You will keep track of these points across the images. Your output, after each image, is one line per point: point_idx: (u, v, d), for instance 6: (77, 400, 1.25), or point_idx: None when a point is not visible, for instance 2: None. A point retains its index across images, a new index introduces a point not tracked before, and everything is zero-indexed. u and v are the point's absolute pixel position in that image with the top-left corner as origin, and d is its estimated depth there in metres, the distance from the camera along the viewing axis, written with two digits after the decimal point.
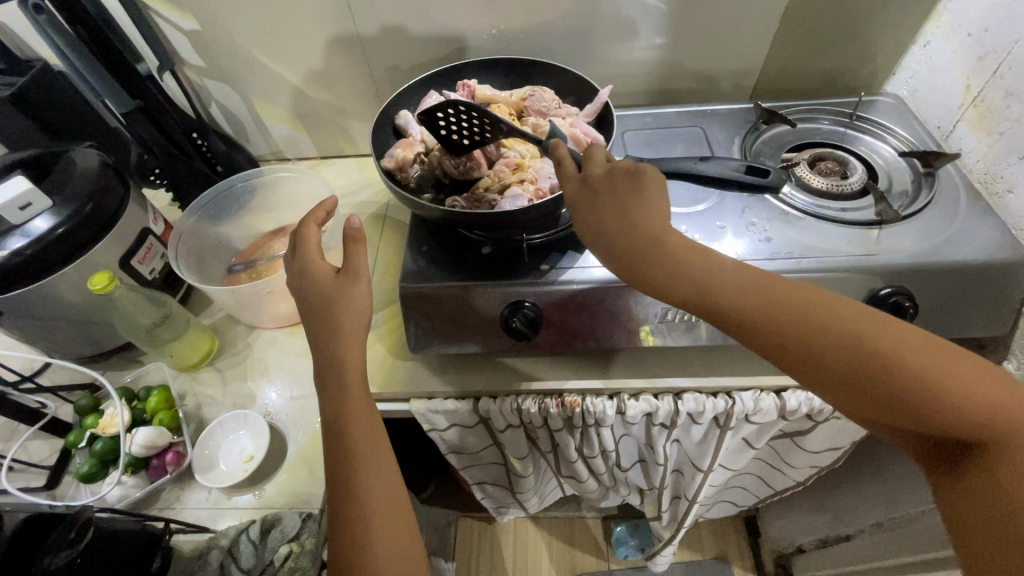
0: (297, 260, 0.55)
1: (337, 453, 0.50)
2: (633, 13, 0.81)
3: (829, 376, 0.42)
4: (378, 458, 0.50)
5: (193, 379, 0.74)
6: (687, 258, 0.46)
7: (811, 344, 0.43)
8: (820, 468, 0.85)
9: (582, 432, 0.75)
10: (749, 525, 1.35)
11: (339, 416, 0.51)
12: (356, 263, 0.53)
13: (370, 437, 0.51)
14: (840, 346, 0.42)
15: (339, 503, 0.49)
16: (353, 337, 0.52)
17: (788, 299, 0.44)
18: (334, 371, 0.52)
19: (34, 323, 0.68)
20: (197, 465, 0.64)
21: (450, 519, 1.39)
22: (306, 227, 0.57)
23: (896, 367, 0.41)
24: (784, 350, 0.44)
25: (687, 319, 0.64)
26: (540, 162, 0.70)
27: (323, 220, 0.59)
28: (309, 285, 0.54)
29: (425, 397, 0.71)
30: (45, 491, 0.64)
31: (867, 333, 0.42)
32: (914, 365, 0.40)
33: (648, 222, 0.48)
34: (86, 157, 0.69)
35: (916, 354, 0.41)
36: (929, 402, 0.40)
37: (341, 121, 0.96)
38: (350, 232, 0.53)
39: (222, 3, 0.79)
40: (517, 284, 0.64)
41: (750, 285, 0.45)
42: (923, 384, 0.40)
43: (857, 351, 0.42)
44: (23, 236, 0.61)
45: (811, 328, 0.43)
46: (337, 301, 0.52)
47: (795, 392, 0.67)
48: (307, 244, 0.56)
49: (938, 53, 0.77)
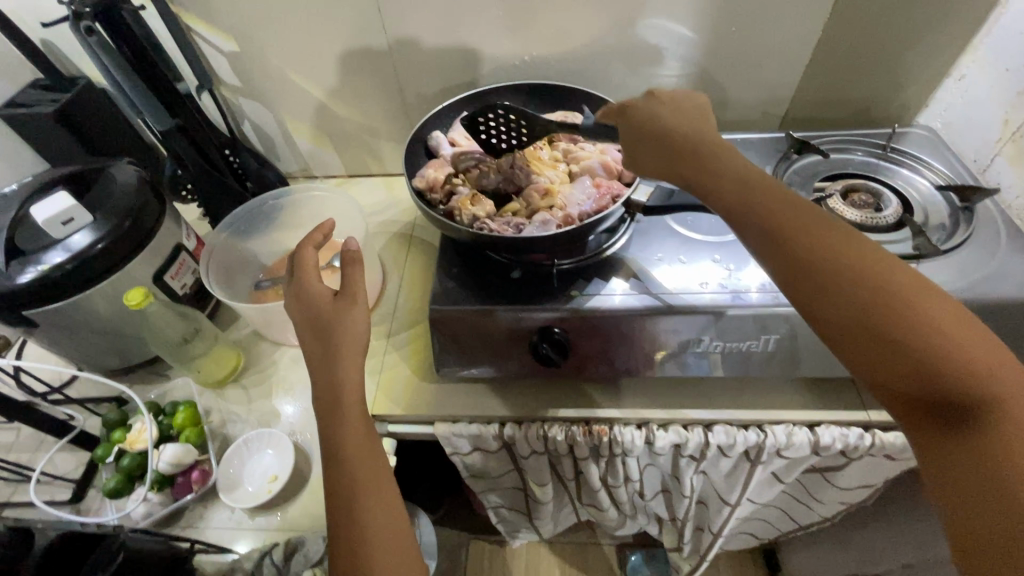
0: (296, 282, 0.57)
1: (336, 480, 0.50)
2: (665, 41, 0.82)
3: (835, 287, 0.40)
4: (377, 483, 0.50)
5: (219, 395, 0.74)
6: (725, 164, 0.48)
7: (841, 268, 0.41)
8: (849, 504, 0.83)
9: (607, 461, 0.73)
10: (769, 557, 1.31)
11: (338, 441, 0.51)
12: (352, 286, 0.55)
13: (368, 460, 0.50)
14: (870, 278, 0.40)
15: (339, 527, 0.48)
16: (352, 358, 0.53)
17: (812, 220, 0.43)
18: (332, 392, 0.52)
19: (66, 335, 0.68)
20: (222, 484, 0.64)
21: (461, 540, 1.37)
22: (302, 250, 0.59)
23: (916, 309, 0.38)
24: (804, 274, 0.41)
25: (701, 355, 0.64)
26: (570, 188, 0.69)
27: (322, 242, 0.61)
28: (309, 307, 0.55)
29: (449, 421, 0.71)
30: (70, 505, 0.64)
31: (897, 277, 0.40)
32: (935, 317, 0.38)
33: (698, 139, 0.51)
34: (125, 172, 0.71)
35: (938, 309, 0.38)
36: (940, 356, 0.37)
37: (370, 140, 0.97)
38: (349, 255, 0.55)
39: (262, 26, 0.81)
40: (548, 310, 0.64)
41: (785, 205, 0.44)
42: (938, 333, 0.37)
43: (883, 288, 0.39)
44: (63, 250, 0.62)
45: (842, 256, 0.41)
46: (336, 322, 0.54)
47: (829, 427, 0.65)
48: (304, 267, 0.58)
49: (975, 86, 0.77)
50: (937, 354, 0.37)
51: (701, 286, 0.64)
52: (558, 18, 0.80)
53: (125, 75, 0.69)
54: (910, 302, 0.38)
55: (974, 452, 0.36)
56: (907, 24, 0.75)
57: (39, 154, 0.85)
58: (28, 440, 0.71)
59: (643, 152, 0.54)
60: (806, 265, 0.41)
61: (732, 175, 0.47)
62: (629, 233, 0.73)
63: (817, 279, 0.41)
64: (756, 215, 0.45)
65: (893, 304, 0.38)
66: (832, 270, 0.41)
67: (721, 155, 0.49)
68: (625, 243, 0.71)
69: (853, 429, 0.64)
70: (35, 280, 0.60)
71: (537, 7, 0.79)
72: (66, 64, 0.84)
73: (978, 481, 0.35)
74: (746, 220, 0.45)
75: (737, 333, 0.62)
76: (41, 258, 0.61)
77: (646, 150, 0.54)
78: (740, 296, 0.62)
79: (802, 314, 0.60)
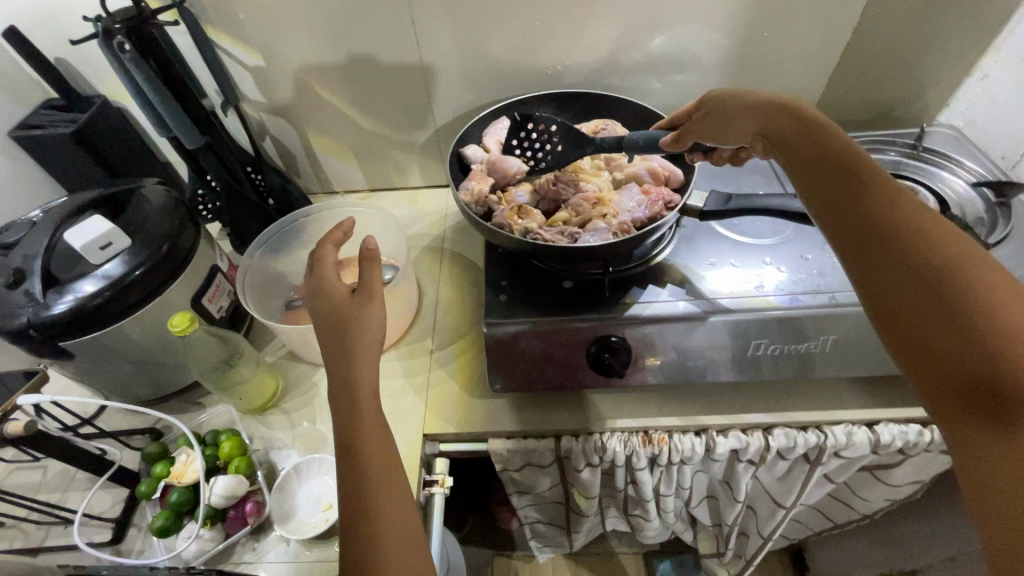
0: (312, 281, 0.55)
1: (348, 476, 0.46)
2: (696, 48, 0.83)
3: (895, 263, 0.43)
4: (388, 472, 0.47)
5: (260, 422, 0.71)
6: (828, 144, 0.50)
7: (911, 241, 0.43)
8: (893, 501, 0.83)
9: (663, 470, 0.72)
10: (795, 558, 1.31)
11: (352, 433, 0.48)
12: (371, 283, 0.53)
13: (383, 456, 0.47)
14: (935, 256, 0.42)
15: (351, 518, 0.45)
16: (368, 354, 0.51)
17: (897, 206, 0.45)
18: (347, 385, 0.49)
19: (99, 366, 0.64)
20: (275, 515, 0.61)
21: (486, 558, 1.34)
22: (322, 248, 0.57)
23: (967, 286, 0.40)
24: (861, 240, 0.45)
25: (701, 360, 0.63)
26: (619, 196, 0.69)
27: (340, 242, 0.59)
28: (324, 305, 0.53)
29: (502, 437, 0.69)
30: (112, 546, 0.60)
31: (963, 263, 0.41)
32: (997, 299, 0.39)
33: (802, 119, 0.53)
34: (156, 195, 0.68)
35: (999, 295, 0.39)
36: (984, 332, 0.38)
37: (396, 154, 0.96)
38: (366, 252, 0.52)
39: (290, 39, 0.80)
40: (603, 320, 0.63)
41: (875, 186, 0.46)
42: (982, 307, 0.39)
43: (944, 268, 0.41)
44: (98, 278, 0.59)
45: (910, 237, 0.43)
46: (353, 320, 0.51)
47: (888, 426, 0.66)
48: (323, 265, 0.56)
49: (1000, 85, 0.79)
50: (988, 344, 0.37)
51: (757, 288, 0.64)
52: (590, 27, 0.80)
53: (155, 91, 0.66)
54: (965, 286, 0.40)
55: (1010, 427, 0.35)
56: (933, 27, 0.77)
57: (55, 176, 0.81)
58: (57, 478, 0.67)
59: (736, 125, 0.59)
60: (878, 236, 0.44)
61: (832, 151, 0.49)
62: (675, 239, 0.73)
63: (883, 251, 0.44)
64: (836, 191, 0.48)
65: (951, 283, 0.40)
66: (904, 240, 0.43)
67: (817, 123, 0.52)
68: (672, 249, 0.71)
69: (912, 426, 0.65)
70: (72, 310, 0.57)
71: (570, 16, 0.79)
72: (80, 82, 0.81)
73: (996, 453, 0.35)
74: (823, 195, 0.49)
75: (781, 336, 0.62)
76: (76, 287, 0.58)
77: (736, 121, 0.59)
78: (797, 298, 0.62)
79: (812, 315, 0.61)
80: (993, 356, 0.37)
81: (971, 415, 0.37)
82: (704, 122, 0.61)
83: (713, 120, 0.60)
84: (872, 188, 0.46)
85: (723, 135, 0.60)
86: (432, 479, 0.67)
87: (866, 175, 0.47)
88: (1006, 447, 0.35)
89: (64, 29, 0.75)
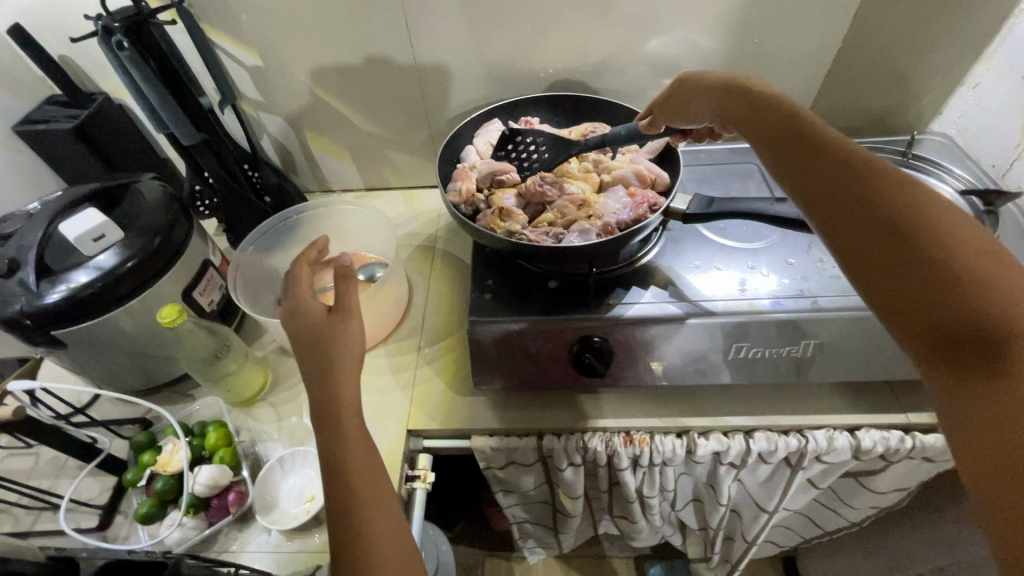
0: (290, 301, 0.56)
1: (334, 489, 0.46)
2: (687, 53, 0.83)
3: (856, 215, 0.42)
4: (375, 484, 0.47)
5: (247, 414, 0.72)
6: (776, 115, 0.51)
7: (869, 192, 0.42)
8: (880, 509, 0.83)
9: (646, 471, 0.72)
10: (787, 566, 1.30)
11: (337, 451, 0.48)
12: (348, 302, 0.55)
13: (369, 472, 0.47)
14: (892, 198, 0.41)
15: (341, 536, 0.44)
16: (349, 371, 0.51)
17: (851, 158, 0.45)
18: (330, 404, 0.50)
19: (92, 356, 0.66)
20: (258, 505, 0.62)
21: (478, 558, 1.34)
22: (298, 269, 0.59)
23: (930, 232, 0.39)
24: (827, 198, 0.44)
25: (689, 359, 0.64)
26: (604, 198, 0.70)
27: (315, 261, 0.62)
28: (302, 326, 0.54)
29: (486, 435, 0.70)
30: (98, 532, 0.62)
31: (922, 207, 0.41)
32: (957, 242, 0.39)
33: (748, 101, 0.55)
34: (152, 189, 0.70)
35: (959, 241, 0.39)
36: (952, 276, 0.37)
37: (390, 155, 0.97)
38: (343, 270, 0.55)
39: (285, 39, 0.81)
40: (586, 319, 0.63)
41: (826, 144, 0.46)
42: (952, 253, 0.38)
43: (904, 214, 0.40)
44: (91, 269, 0.60)
45: (864, 187, 0.43)
46: (329, 337, 0.52)
47: (870, 431, 0.66)
48: (299, 287, 0.57)
49: (991, 92, 0.78)
50: (967, 287, 0.37)
51: (739, 292, 0.64)
52: (582, 32, 0.81)
53: (153, 89, 0.68)
54: (926, 231, 0.39)
55: (1002, 374, 0.34)
56: (924, 35, 0.77)
57: (55, 170, 0.83)
58: (49, 465, 0.69)
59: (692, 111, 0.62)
60: (838, 190, 0.44)
61: (782, 122, 0.50)
62: (661, 241, 0.73)
63: (845, 207, 0.43)
64: (792, 157, 0.48)
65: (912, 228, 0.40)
66: (858, 188, 0.43)
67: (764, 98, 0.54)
68: (658, 252, 0.72)
69: (894, 432, 0.65)
70: (63, 301, 0.58)
71: (562, 20, 0.80)
72: (84, 80, 0.83)
73: (990, 406, 0.34)
74: (781, 161, 0.49)
75: (764, 338, 0.62)
76: (70, 277, 0.59)
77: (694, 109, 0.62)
78: (778, 302, 0.62)
79: (796, 319, 0.61)
80: (962, 301, 0.37)
81: (962, 367, 0.36)
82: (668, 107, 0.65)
83: (673, 108, 0.64)
84: (822, 148, 0.46)
85: (686, 119, 0.64)
86: (414, 474, 0.68)
87: (814, 136, 0.48)
88: (990, 392, 0.34)
89: (65, 26, 0.77)
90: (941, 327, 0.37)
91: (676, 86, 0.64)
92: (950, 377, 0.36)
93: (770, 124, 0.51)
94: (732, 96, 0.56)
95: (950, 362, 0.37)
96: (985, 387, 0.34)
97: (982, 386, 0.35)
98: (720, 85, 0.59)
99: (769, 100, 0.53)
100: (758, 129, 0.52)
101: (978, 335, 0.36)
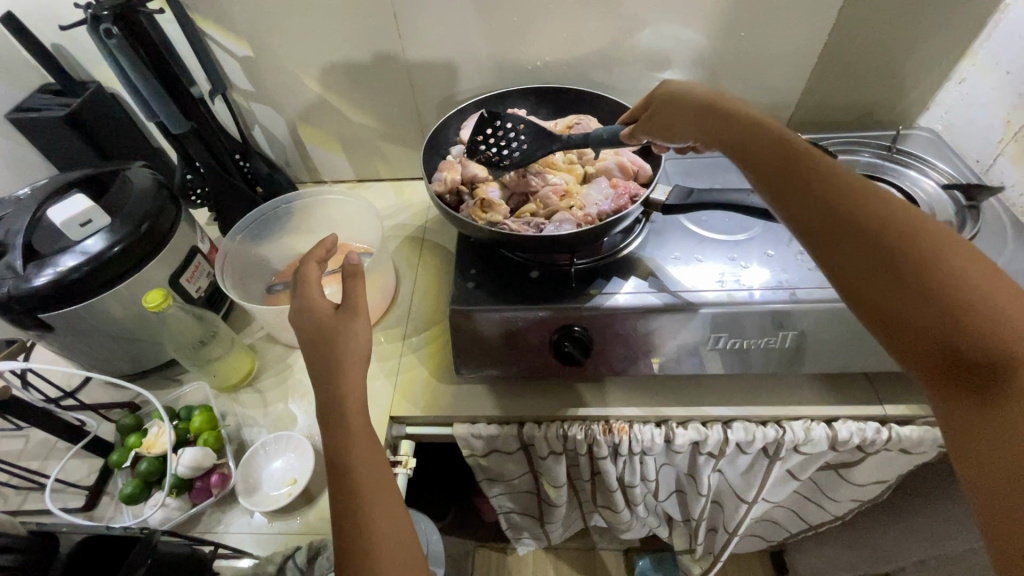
0: (297, 298, 0.56)
1: (336, 483, 0.47)
2: (674, 46, 0.83)
3: (850, 241, 0.41)
4: (376, 477, 0.47)
5: (233, 399, 0.73)
6: (761, 137, 0.50)
7: (861, 216, 0.41)
8: (862, 501, 0.83)
9: (626, 460, 0.73)
10: (776, 560, 1.30)
11: (341, 445, 0.48)
12: (356, 299, 0.54)
13: (370, 468, 0.47)
14: (885, 223, 0.41)
15: (346, 531, 0.45)
16: (354, 368, 0.51)
17: (840, 180, 0.44)
18: (334, 400, 0.50)
19: (80, 340, 0.67)
20: (241, 488, 0.63)
21: (468, 548, 1.35)
22: (307, 265, 0.58)
23: (925, 254, 0.38)
24: (819, 224, 0.43)
25: (667, 348, 0.65)
26: (587, 190, 0.71)
27: (324, 258, 0.60)
28: (309, 322, 0.53)
29: (468, 422, 0.71)
30: (85, 512, 0.63)
31: (914, 227, 0.40)
32: (955, 263, 0.38)
33: (729, 123, 0.54)
34: (141, 177, 0.71)
35: (954, 260, 0.38)
36: (952, 299, 0.37)
37: (380, 146, 0.98)
38: (349, 269, 0.54)
39: (274, 30, 0.82)
40: (566, 309, 0.64)
41: (814, 166, 0.46)
42: (948, 275, 0.37)
43: (896, 238, 0.40)
44: (78, 254, 0.61)
45: (853, 211, 0.42)
46: (337, 334, 0.52)
47: (846, 422, 0.66)
48: (308, 284, 0.57)
49: (976, 88, 0.79)
50: (966, 310, 0.36)
51: (719, 283, 0.65)
52: (568, 24, 0.81)
53: (142, 78, 0.69)
54: (921, 252, 0.39)
55: (1003, 397, 0.34)
56: (909, 30, 0.77)
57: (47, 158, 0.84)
58: (39, 446, 0.70)
59: (675, 130, 0.61)
60: (829, 215, 0.43)
61: (767, 144, 0.49)
62: (644, 233, 0.74)
63: (838, 233, 0.42)
64: (780, 180, 0.47)
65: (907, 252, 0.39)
66: (848, 213, 0.42)
67: (748, 119, 0.53)
68: (641, 243, 0.73)
69: (870, 423, 0.66)
70: (49, 285, 0.59)
71: (549, 13, 0.80)
72: (76, 69, 0.84)
73: (993, 431, 0.34)
74: (770, 184, 0.48)
75: (741, 329, 0.63)
76: (58, 260, 0.60)
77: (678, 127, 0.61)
78: (755, 293, 0.63)
79: (772, 309, 0.61)
80: (959, 324, 0.36)
81: (963, 392, 0.36)
82: (650, 123, 0.64)
83: (656, 122, 0.63)
84: (809, 170, 0.45)
85: (667, 136, 0.63)
86: (396, 460, 0.69)
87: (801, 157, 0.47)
88: (998, 419, 0.34)
89: (56, 15, 0.77)
90: (943, 353, 0.37)
91: (660, 102, 0.63)
92: (957, 401, 0.36)
93: (756, 146, 0.50)
94: (714, 115, 0.56)
95: (953, 385, 0.36)
96: (986, 414, 0.34)
97: (992, 412, 0.34)
98: (702, 105, 0.58)
99: (751, 121, 0.52)
100: (743, 151, 0.51)
101: (978, 361, 0.35)
